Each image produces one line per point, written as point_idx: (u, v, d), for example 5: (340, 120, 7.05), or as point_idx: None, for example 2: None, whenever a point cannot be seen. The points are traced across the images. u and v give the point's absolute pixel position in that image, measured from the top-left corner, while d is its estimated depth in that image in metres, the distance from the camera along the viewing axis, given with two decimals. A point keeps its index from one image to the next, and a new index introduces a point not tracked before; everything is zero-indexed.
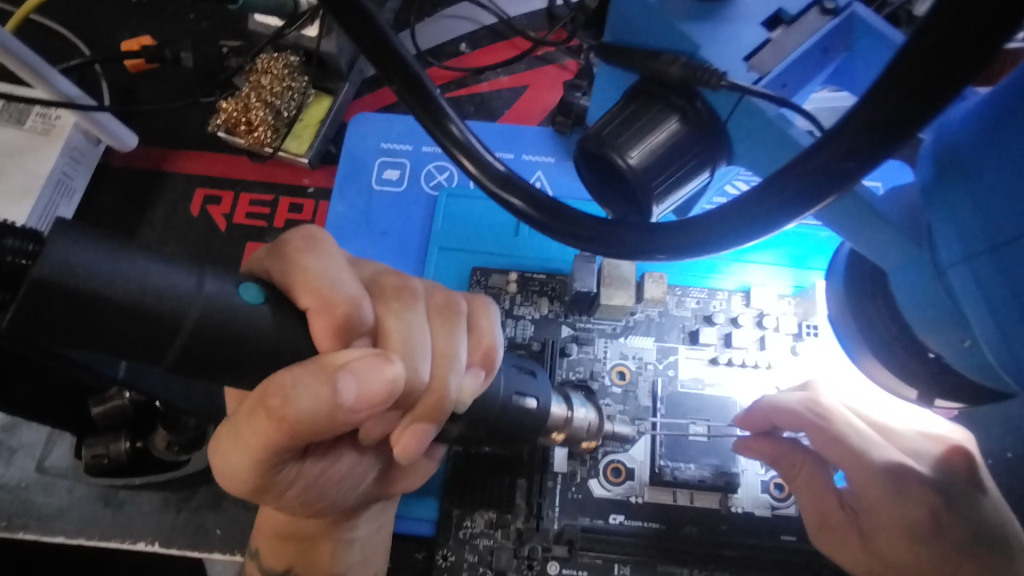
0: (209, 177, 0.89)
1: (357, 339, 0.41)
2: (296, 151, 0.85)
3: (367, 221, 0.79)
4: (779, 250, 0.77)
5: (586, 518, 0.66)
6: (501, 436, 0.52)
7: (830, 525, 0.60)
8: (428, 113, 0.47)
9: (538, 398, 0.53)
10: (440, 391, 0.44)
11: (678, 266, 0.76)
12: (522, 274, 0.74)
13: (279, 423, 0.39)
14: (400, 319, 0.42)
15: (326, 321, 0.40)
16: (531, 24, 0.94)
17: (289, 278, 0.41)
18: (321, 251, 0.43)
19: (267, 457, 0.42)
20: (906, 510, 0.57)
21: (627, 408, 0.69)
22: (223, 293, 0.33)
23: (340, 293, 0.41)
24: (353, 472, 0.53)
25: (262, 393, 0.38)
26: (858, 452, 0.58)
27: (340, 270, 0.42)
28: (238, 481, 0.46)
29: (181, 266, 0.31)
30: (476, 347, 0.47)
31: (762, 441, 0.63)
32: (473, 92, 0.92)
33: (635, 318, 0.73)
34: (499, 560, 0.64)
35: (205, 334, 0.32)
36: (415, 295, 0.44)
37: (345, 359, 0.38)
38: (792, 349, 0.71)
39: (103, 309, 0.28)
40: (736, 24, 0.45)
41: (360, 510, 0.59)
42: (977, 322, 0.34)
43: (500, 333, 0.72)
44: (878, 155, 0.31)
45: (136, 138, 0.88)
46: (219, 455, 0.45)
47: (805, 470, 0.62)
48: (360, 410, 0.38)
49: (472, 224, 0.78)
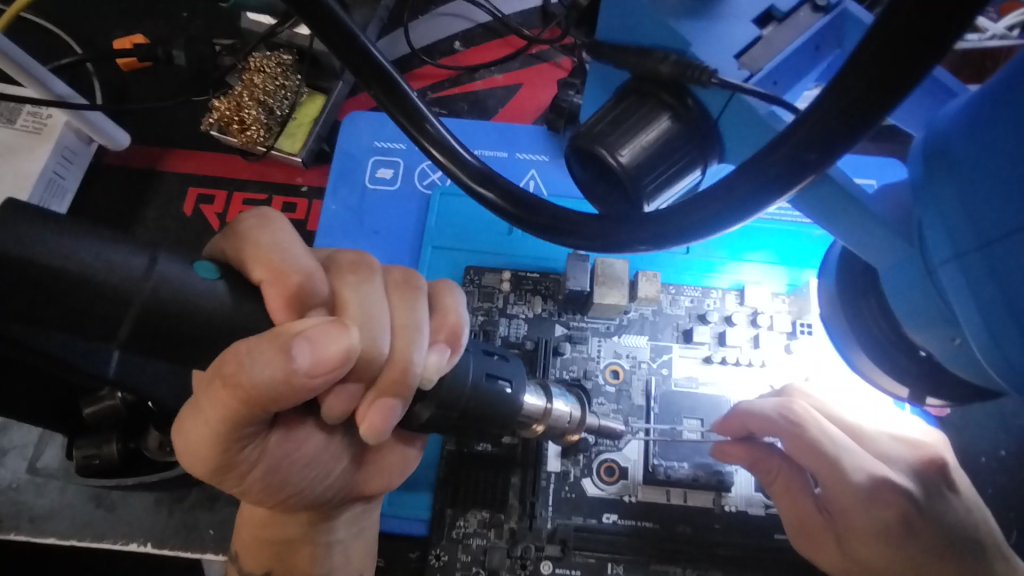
0: (202, 176, 0.88)
1: (313, 310, 0.41)
2: (289, 150, 0.85)
3: (361, 219, 0.79)
4: (773, 249, 0.77)
5: (580, 517, 0.65)
6: (485, 424, 0.52)
7: (808, 529, 0.60)
8: (405, 115, 0.47)
9: (511, 382, 0.53)
10: (402, 363, 0.44)
11: (671, 265, 0.76)
12: (515, 273, 0.74)
13: (235, 391, 0.38)
14: (357, 290, 0.43)
15: (279, 292, 0.40)
16: (526, 22, 0.94)
17: (243, 254, 0.42)
18: (274, 227, 0.43)
19: (226, 431, 0.42)
20: (877, 513, 0.57)
21: (620, 407, 0.69)
22: (184, 276, 0.34)
23: (292, 265, 0.41)
24: (320, 457, 0.53)
25: (217, 363, 0.38)
26: (831, 458, 0.58)
27: (294, 243, 0.43)
28: (199, 459, 0.46)
29: (140, 249, 0.32)
30: (441, 325, 0.48)
31: (737, 446, 0.63)
32: (468, 90, 0.92)
33: (629, 317, 0.73)
34: (493, 559, 0.64)
35: (165, 312, 0.33)
36: (372, 268, 0.45)
37: (301, 327, 0.37)
38: (786, 347, 0.71)
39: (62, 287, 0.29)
40: (727, 21, 0.44)
41: (333, 513, 0.60)
42: (965, 320, 0.34)
43: (494, 331, 0.72)
44: (847, 147, 0.32)
45: (128, 137, 0.88)
46: (180, 432, 0.45)
47: (781, 476, 0.61)
48: (317, 376, 0.38)
49: (466, 223, 0.78)
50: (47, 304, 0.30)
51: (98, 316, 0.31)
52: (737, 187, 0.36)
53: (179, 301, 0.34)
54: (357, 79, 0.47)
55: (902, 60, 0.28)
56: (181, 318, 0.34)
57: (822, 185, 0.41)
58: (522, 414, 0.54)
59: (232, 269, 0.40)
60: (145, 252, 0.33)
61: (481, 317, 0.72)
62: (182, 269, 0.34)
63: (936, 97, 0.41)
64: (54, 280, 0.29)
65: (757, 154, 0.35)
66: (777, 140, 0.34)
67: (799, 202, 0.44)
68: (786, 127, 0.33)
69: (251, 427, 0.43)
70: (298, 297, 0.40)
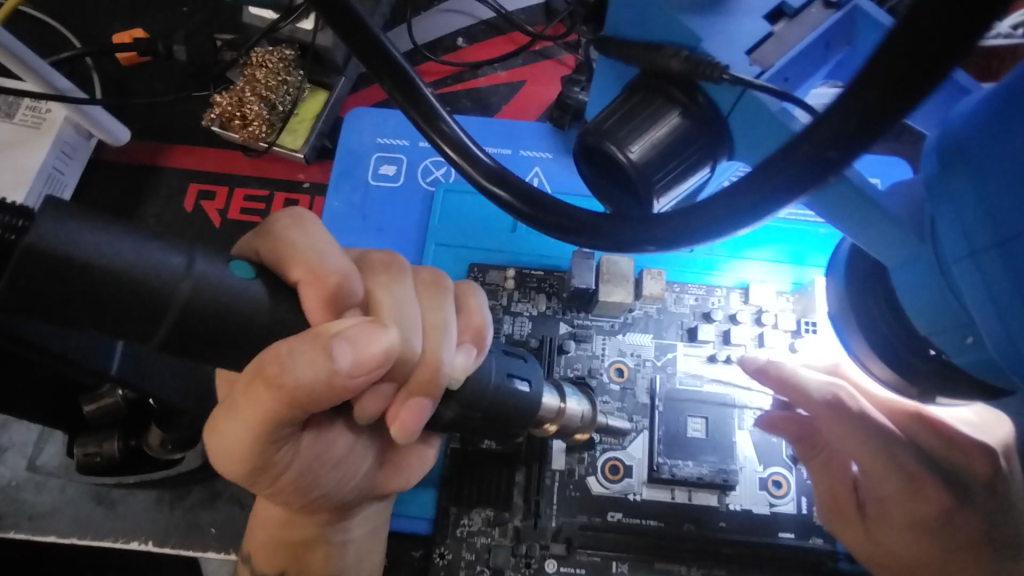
0: (203, 172, 0.87)
1: (349, 311, 0.41)
2: (291, 146, 0.84)
3: (364, 216, 0.79)
4: (778, 247, 0.77)
5: (585, 515, 0.65)
6: (501, 422, 0.51)
7: (841, 508, 0.60)
8: (417, 111, 0.46)
9: (529, 381, 0.52)
10: (433, 363, 0.43)
11: (675, 262, 0.76)
12: (519, 271, 0.74)
13: (275, 391, 0.38)
14: (390, 291, 0.42)
15: (317, 292, 0.40)
16: (529, 18, 0.94)
17: (278, 255, 0.42)
18: (308, 228, 0.43)
19: (269, 432, 0.42)
20: (916, 505, 0.56)
21: (625, 406, 0.69)
22: (217, 274, 0.33)
23: (330, 266, 0.41)
24: (349, 457, 0.53)
25: (256, 363, 0.38)
26: (880, 444, 0.56)
27: (329, 244, 0.43)
28: (236, 460, 0.45)
29: (172, 245, 0.31)
30: (467, 326, 0.48)
31: (787, 419, 0.63)
32: (471, 86, 0.92)
33: (633, 315, 0.72)
34: (497, 557, 0.64)
35: (197, 312, 0.32)
36: (404, 268, 0.44)
37: (339, 328, 0.37)
38: (790, 345, 0.71)
39: (98, 282, 0.27)
40: (736, 17, 0.44)
41: (356, 508, 0.59)
42: (979, 319, 0.34)
43: (498, 329, 0.71)
44: (865, 147, 0.31)
45: (128, 132, 0.87)
46: (214, 435, 0.45)
47: (825, 453, 0.61)
48: (357, 376, 0.38)
49: (474, 221, 0.78)
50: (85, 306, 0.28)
51: (137, 315, 0.30)
52: (755, 184, 0.35)
53: (214, 300, 0.32)
54: (364, 74, 0.47)
55: (935, 56, 0.27)
56: (220, 317, 0.33)
57: (837, 185, 0.41)
58: (541, 411, 0.54)
59: (272, 269, 0.40)
60: (177, 248, 0.31)
61: None
62: (219, 269, 0.33)
63: (948, 96, 0.41)
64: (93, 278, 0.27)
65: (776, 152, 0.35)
66: (793, 140, 0.34)
67: (812, 200, 0.44)
68: (808, 123, 0.33)
69: (286, 428, 0.43)
70: (331, 295, 0.40)
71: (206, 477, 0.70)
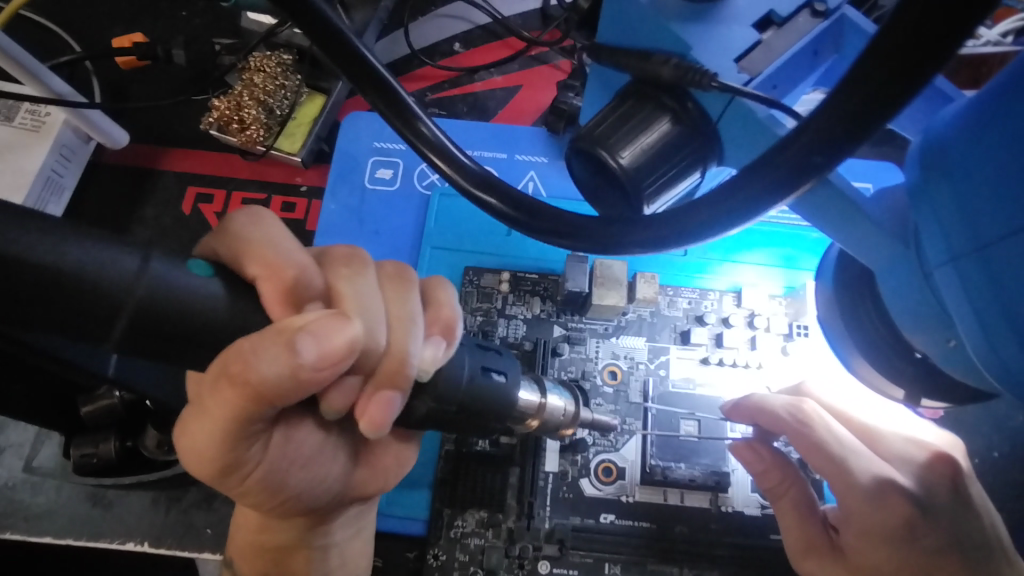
0: (201, 175, 0.88)
1: (310, 304, 0.42)
2: (288, 149, 0.85)
3: (360, 220, 0.79)
4: (770, 251, 0.78)
5: (578, 517, 0.66)
6: (479, 417, 0.52)
7: (816, 548, 0.59)
8: (401, 118, 0.47)
9: (506, 374, 0.53)
10: (400, 355, 0.44)
11: (669, 266, 0.77)
12: (514, 274, 0.75)
13: (243, 387, 0.39)
14: (351, 282, 0.43)
15: (274, 287, 0.40)
16: (525, 24, 0.95)
17: (236, 250, 0.42)
18: (264, 223, 0.43)
19: (236, 429, 0.42)
20: (885, 519, 0.56)
21: (618, 408, 0.70)
22: (184, 276, 0.33)
23: (287, 260, 0.41)
24: (318, 456, 0.53)
25: (221, 362, 0.38)
26: (840, 461, 0.58)
27: (286, 238, 0.43)
28: (207, 458, 0.46)
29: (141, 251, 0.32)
30: (435, 319, 0.49)
31: (750, 450, 0.63)
32: (467, 91, 0.92)
33: (627, 318, 0.73)
34: (491, 559, 0.64)
35: (169, 315, 0.33)
36: (365, 261, 0.45)
37: (302, 321, 0.38)
38: (782, 348, 0.72)
39: (67, 288, 0.28)
40: (728, 24, 0.45)
41: (333, 514, 0.59)
42: (961, 322, 0.35)
43: (492, 332, 0.72)
44: (855, 148, 0.32)
45: (127, 136, 0.88)
46: (185, 434, 0.45)
47: (791, 490, 0.61)
48: (322, 369, 0.39)
49: (463, 224, 0.78)
50: (53, 310, 0.29)
51: (110, 321, 0.30)
52: (743, 192, 0.36)
53: (185, 303, 0.33)
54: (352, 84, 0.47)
55: (909, 65, 0.28)
56: (191, 317, 0.34)
57: (823, 189, 0.42)
58: (519, 407, 0.55)
59: (228, 266, 0.40)
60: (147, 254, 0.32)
61: (480, 318, 0.73)
62: (185, 271, 0.34)
63: (932, 102, 0.42)
64: (62, 280, 0.28)
65: (760, 158, 0.36)
66: (780, 144, 0.34)
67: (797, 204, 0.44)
68: (792, 128, 0.33)
69: (257, 425, 0.43)
70: (290, 290, 0.41)
71: (202, 477, 0.71)
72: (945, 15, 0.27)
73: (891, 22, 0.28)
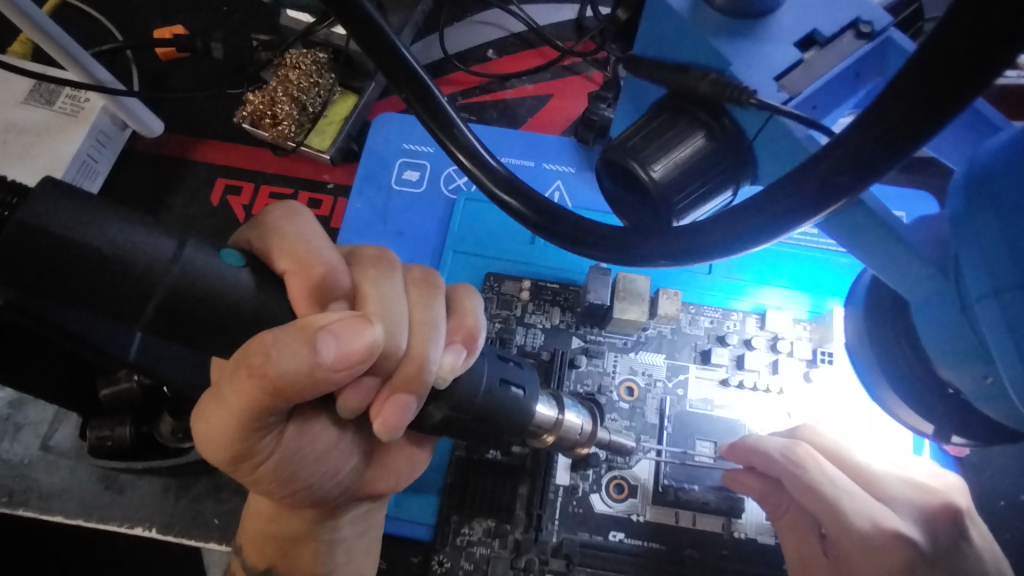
0: (231, 168, 0.89)
1: (335, 303, 0.42)
2: (318, 147, 0.86)
3: (384, 219, 0.79)
4: (798, 276, 0.77)
5: (586, 533, 0.65)
6: (492, 429, 0.51)
7: (811, 570, 0.58)
8: (435, 119, 0.47)
9: (524, 388, 0.52)
10: (419, 360, 0.44)
11: (693, 284, 0.76)
12: (535, 283, 0.74)
13: (263, 382, 0.39)
14: (377, 284, 0.43)
15: (301, 282, 0.41)
16: (559, 34, 0.94)
17: (268, 244, 0.43)
18: (299, 218, 0.44)
19: (250, 419, 0.43)
20: (882, 561, 0.54)
21: (633, 425, 0.69)
22: (207, 263, 0.34)
23: (316, 257, 0.41)
24: (332, 452, 0.53)
25: (242, 352, 0.38)
26: (831, 501, 0.56)
27: (318, 235, 0.43)
28: (219, 445, 0.46)
29: (164, 231, 0.32)
30: (458, 327, 0.48)
31: (751, 475, 0.62)
32: (497, 98, 0.92)
33: (648, 334, 0.72)
34: (496, 569, 0.63)
35: (182, 297, 0.33)
36: (393, 264, 0.45)
37: (325, 321, 0.38)
38: (805, 375, 0.70)
39: (77, 261, 0.28)
40: (769, 41, 0.44)
41: (342, 509, 0.59)
42: (1001, 359, 0.33)
43: (510, 340, 0.72)
44: (886, 168, 0.31)
45: (161, 125, 0.89)
46: (202, 419, 0.46)
47: (790, 512, 0.60)
48: (339, 369, 0.38)
49: (488, 231, 0.78)
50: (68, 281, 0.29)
51: (124, 294, 0.31)
52: (772, 209, 0.35)
53: (202, 287, 0.33)
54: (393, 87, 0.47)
55: (952, 85, 0.27)
56: (208, 302, 0.34)
57: (855, 210, 0.40)
58: (534, 422, 0.54)
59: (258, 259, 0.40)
60: (169, 233, 0.32)
61: (499, 326, 0.72)
62: (210, 257, 0.34)
63: (979, 132, 0.41)
64: (82, 258, 0.28)
65: (791, 173, 0.35)
66: (809, 160, 0.33)
67: (825, 223, 0.43)
68: (823, 145, 0.33)
69: (274, 417, 0.44)
70: (316, 288, 0.41)
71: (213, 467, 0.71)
72: (991, 37, 0.26)
73: (930, 41, 0.27)
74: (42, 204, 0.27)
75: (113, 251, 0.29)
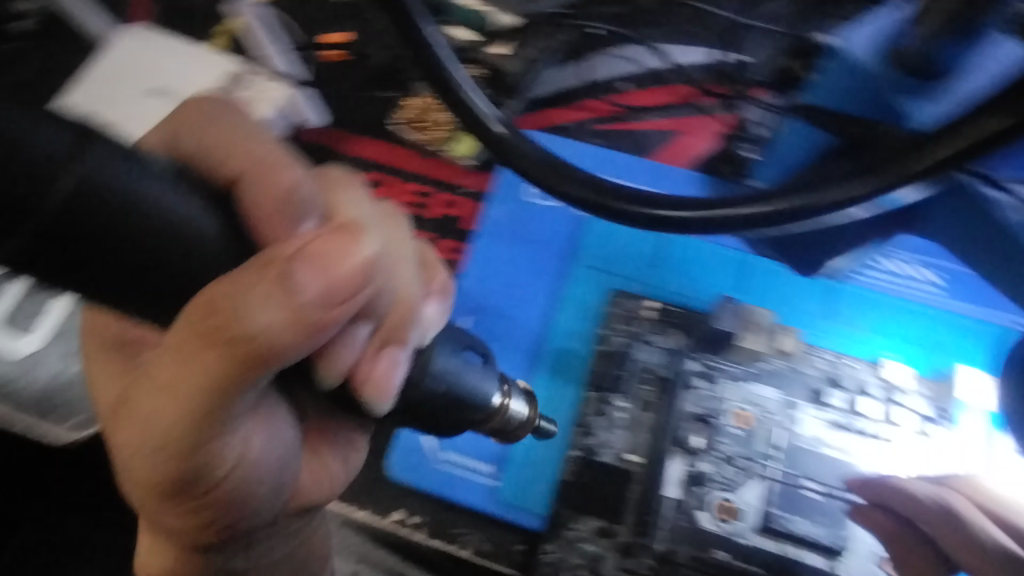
0: (375, 163, 0.91)
1: (305, 222, 0.41)
2: (462, 152, 0.90)
3: (520, 228, 0.85)
4: (926, 333, 0.76)
5: (692, 547, 0.68)
6: (437, 418, 0.52)
7: None
8: (598, 194, 0.62)
9: (479, 363, 0.54)
10: (410, 305, 0.46)
11: (811, 324, 0.78)
12: (659, 304, 0.78)
13: (261, 353, 0.35)
14: (353, 196, 0.44)
15: (268, 186, 0.40)
16: (693, 74, 0.98)
17: (208, 137, 0.43)
18: (233, 112, 0.45)
19: (161, 396, 0.39)
20: None
21: (743, 452, 0.71)
22: (190, 213, 0.33)
23: (285, 162, 0.42)
24: (279, 461, 0.50)
25: (189, 312, 0.35)
26: (971, 535, 0.67)
27: (259, 132, 0.44)
28: (147, 438, 0.41)
29: (178, 187, 0.33)
30: (432, 277, 0.52)
31: (877, 511, 0.69)
32: (630, 128, 0.98)
33: (764, 367, 0.75)
34: (604, 566, 0.68)
35: (169, 254, 0.32)
36: (360, 183, 0.46)
37: (297, 249, 0.34)
38: (920, 428, 0.72)
39: (115, 221, 0.30)
40: (942, 101, 0.50)
41: (257, 536, 0.54)
42: None
43: (630, 355, 0.75)
44: None
45: (324, 119, 0.93)
46: (136, 415, 0.41)
47: (914, 554, 0.68)
48: (331, 307, 0.35)
49: (616, 250, 0.82)
50: (75, 260, 0.30)
51: (130, 270, 0.32)
52: None
53: (175, 233, 0.32)
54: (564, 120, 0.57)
55: None
56: (176, 248, 0.32)
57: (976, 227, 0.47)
58: (509, 413, 0.56)
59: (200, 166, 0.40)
60: (176, 183, 0.33)
61: (622, 341, 0.76)
62: (180, 199, 0.33)
63: None
64: (119, 210, 0.30)
65: None
66: None
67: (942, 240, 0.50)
68: None
69: (243, 397, 0.39)
70: (280, 271, 0.34)
71: None
72: None
73: None
74: (87, 155, 0.28)
75: (134, 199, 0.30)
